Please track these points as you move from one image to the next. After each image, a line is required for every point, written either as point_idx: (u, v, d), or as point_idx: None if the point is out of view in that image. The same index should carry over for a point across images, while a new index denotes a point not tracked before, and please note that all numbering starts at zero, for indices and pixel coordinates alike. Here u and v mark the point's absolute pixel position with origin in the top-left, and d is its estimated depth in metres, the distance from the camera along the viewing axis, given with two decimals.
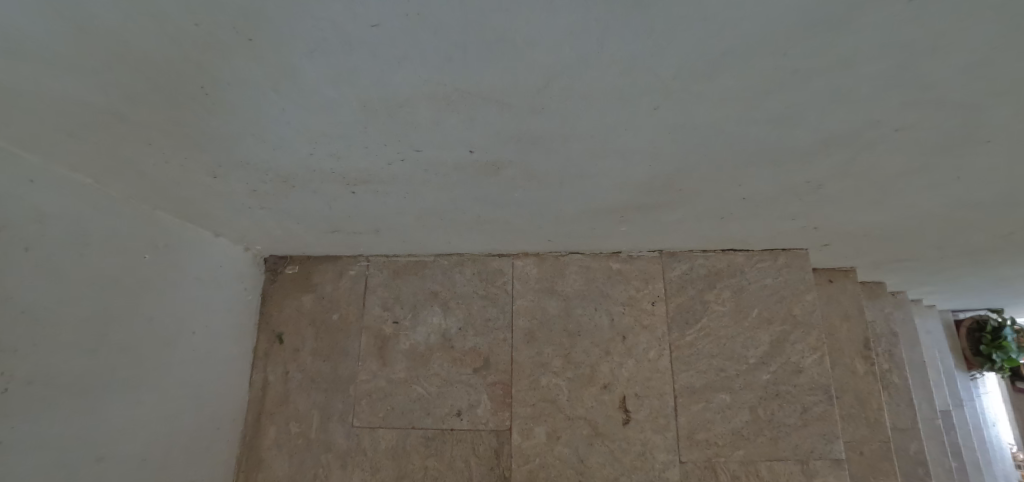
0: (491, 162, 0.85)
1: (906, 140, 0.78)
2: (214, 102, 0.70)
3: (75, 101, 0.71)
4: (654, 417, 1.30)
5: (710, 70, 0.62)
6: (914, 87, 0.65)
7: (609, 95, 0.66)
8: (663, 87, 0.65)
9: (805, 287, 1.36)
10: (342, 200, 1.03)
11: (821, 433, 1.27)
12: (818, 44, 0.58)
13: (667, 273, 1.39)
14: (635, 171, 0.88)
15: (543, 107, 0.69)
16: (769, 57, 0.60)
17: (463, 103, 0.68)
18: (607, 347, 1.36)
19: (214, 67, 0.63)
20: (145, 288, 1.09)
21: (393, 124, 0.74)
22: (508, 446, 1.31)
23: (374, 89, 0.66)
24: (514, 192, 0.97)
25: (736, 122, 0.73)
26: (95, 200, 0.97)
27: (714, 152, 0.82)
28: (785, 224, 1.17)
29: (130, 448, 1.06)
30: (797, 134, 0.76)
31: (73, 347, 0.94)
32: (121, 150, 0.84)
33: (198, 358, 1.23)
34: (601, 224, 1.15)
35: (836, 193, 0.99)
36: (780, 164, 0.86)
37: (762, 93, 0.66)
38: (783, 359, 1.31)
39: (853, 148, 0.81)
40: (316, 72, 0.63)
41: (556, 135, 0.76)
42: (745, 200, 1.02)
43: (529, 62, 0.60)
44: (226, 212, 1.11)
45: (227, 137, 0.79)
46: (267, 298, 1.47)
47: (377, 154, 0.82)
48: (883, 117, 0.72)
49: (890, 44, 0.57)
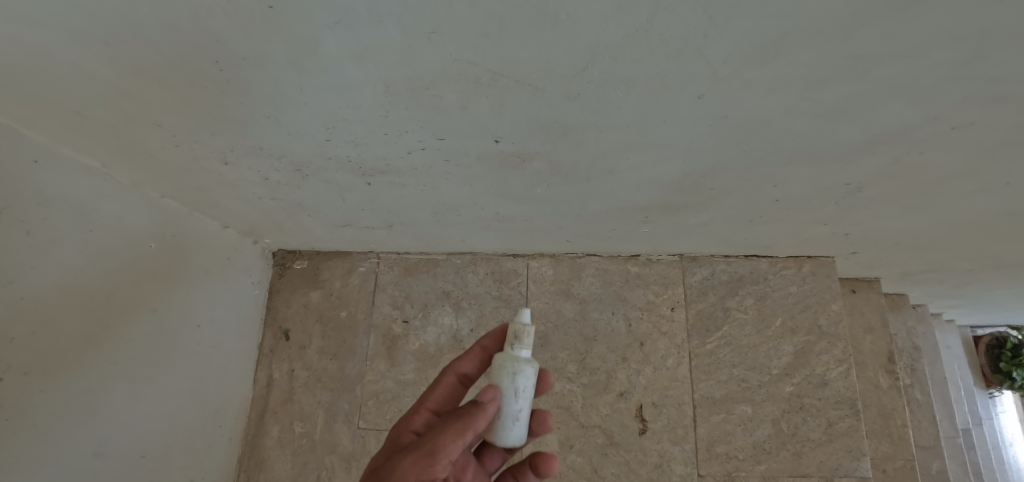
0: (516, 154, 0.81)
1: (961, 139, 0.74)
2: (230, 80, 0.66)
3: (84, 76, 0.67)
4: (672, 428, 1.25)
5: (764, 55, 0.58)
6: (979, 80, 0.61)
7: (650, 82, 0.62)
8: (711, 73, 0.60)
9: (832, 297, 1.31)
10: (357, 192, 0.99)
11: (846, 449, 1.21)
12: (885, 26, 0.53)
13: (687, 278, 1.35)
14: (667, 167, 0.84)
15: (577, 92, 0.65)
16: (830, 41, 0.55)
17: (494, 88, 0.64)
18: (624, 353, 1.31)
19: (232, 41, 0.59)
20: (151, 277, 1.05)
21: (417, 110, 0.70)
22: (519, 453, 1.25)
23: (401, 68, 0.62)
24: (537, 188, 0.93)
25: (782, 115, 0.68)
26: (102, 185, 0.93)
27: (754, 148, 0.77)
28: (816, 229, 1.13)
29: (130, 445, 1.01)
30: (845, 130, 0.72)
31: (73, 335, 0.90)
32: (130, 132, 0.80)
33: (202, 353, 1.19)
34: (625, 224, 1.11)
35: (874, 197, 0.94)
36: (822, 163, 0.82)
37: (814, 83, 0.62)
38: (808, 371, 1.26)
39: (902, 148, 0.76)
40: (341, 47, 0.59)
41: (589, 125, 0.72)
42: (778, 202, 0.98)
43: (569, 41, 0.56)
44: (236, 201, 1.07)
45: (243, 119, 0.75)
46: (274, 293, 1.43)
47: (397, 142, 0.78)
48: (939, 113, 0.67)
49: (963, 27, 0.53)
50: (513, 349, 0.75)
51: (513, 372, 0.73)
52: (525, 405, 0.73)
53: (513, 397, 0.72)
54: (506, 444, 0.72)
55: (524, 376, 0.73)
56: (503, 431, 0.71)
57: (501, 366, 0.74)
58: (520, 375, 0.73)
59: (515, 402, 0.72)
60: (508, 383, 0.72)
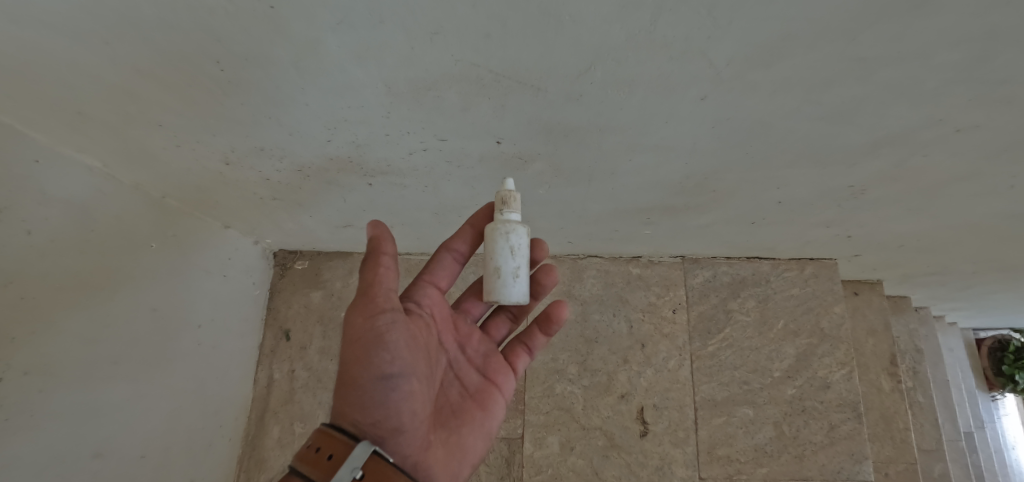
0: (518, 155, 0.80)
1: (966, 142, 0.73)
2: (231, 80, 0.66)
3: (85, 76, 0.67)
4: (673, 430, 1.25)
5: (768, 57, 0.57)
6: (984, 82, 0.60)
7: (654, 83, 0.62)
8: (714, 74, 0.60)
9: (834, 299, 1.30)
10: (359, 193, 0.99)
11: (849, 452, 1.21)
12: (890, 28, 0.53)
13: (688, 280, 1.34)
14: (670, 169, 0.84)
15: (580, 94, 0.64)
16: (834, 43, 0.55)
17: (496, 89, 0.64)
18: (626, 355, 1.30)
19: (233, 41, 0.59)
20: (152, 277, 1.04)
21: (419, 110, 0.69)
22: (519, 455, 1.25)
23: (402, 69, 0.62)
24: (539, 189, 0.93)
25: (786, 117, 0.68)
26: (103, 185, 0.93)
27: (757, 150, 0.77)
28: (819, 232, 1.12)
29: (130, 444, 1.01)
30: (850, 132, 0.71)
31: (74, 336, 0.90)
32: (131, 132, 0.80)
33: (203, 353, 1.19)
34: (627, 225, 1.11)
35: (878, 199, 0.94)
36: (826, 165, 0.81)
37: (817, 85, 0.62)
38: (810, 373, 1.26)
39: (906, 150, 0.76)
40: (342, 47, 0.59)
41: (591, 126, 0.71)
42: (781, 204, 0.97)
43: (572, 42, 0.56)
44: (238, 201, 1.07)
45: (244, 119, 0.75)
46: (275, 293, 1.43)
47: (398, 143, 0.78)
48: (944, 115, 0.67)
49: (969, 28, 0.53)
50: (503, 214, 0.77)
51: (507, 231, 0.76)
52: (523, 262, 0.77)
53: (511, 254, 0.76)
54: (511, 299, 0.75)
55: (517, 236, 0.76)
56: (506, 287, 0.75)
57: (493, 229, 0.77)
58: (513, 234, 0.76)
59: (513, 259, 0.76)
60: (502, 243, 0.76)
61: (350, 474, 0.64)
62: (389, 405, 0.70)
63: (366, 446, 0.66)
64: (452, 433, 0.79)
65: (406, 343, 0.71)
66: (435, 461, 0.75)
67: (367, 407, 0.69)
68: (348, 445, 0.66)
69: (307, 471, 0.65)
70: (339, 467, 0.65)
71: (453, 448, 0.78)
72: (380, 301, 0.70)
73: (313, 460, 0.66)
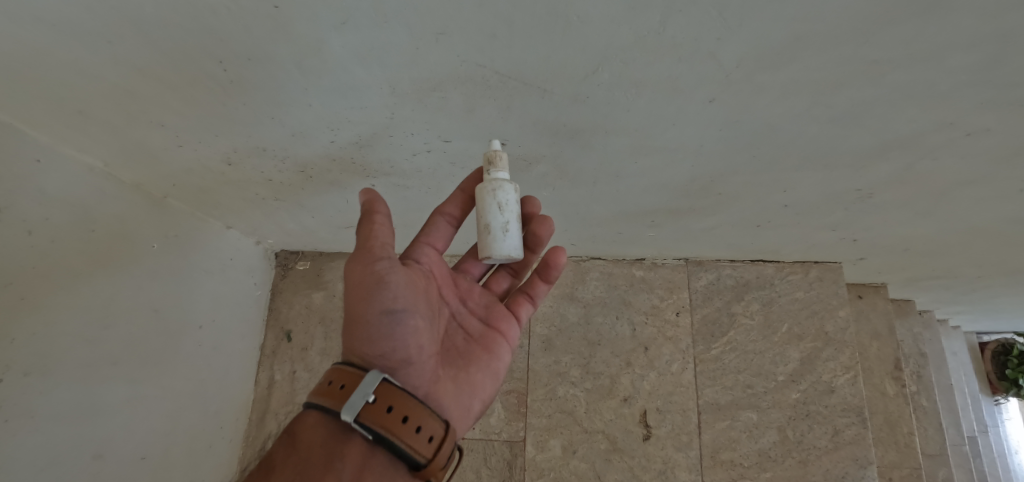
0: (522, 157, 0.80)
1: (976, 145, 0.72)
2: (234, 80, 0.65)
3: (86, 75, 0.66)
4: (677, 434, 1.24)
5: (777, 59, 0.57)
6: (998, 85, 0.59)
7: (661, 85, 0.61)
8: (722, 76, 0.59)
9: (839, 302, 1.29)
10: (361, 194, 0.98)
11: (854, 457, 1.19)
12: (903, 30, 0.52)
13: (692, 283, 1.34)
14: (676, 171, 0.83)
15: (586, 95, 0.64)
16: (845, 45, 0.54)
17: (502, 90, 0.63)
18: (629, 358, 1.29)
19: (237, 41, 0.58)
20: (152, 277, 1.04)
21: (423, 111, 0.69)
22: (521, 458, 1.24)
23: (407, 69, 0.61)
24: (543, 191, 0.92)
25: (795, 119, 0.67)
26: (104, 185, 0.93)
27: (764, 152, 0.76)
28: (824, 235, 1.11)
29: (130, 445, 1.00)
30: (859, 135, 0.71)
31: (75, 337, 0.89)
32: (132, 131, 0.79)
33: (203, 354, 1.18)
34: (630, 228, 1.10)
35: (885, 203, 0.93)
36: (833, 168, 0.80)
37: (827, 88, 0.61)
38: (814, 377, 1.25)
39: (916, 153, 0.75)
40: (347, 47, 0.58)
41: (597, 128, 0.71)
42: (787, 207, 0.96)
43: (579, 43, 0.55)
44: (239, 202, 1.07)
45: (246, 119, 0.74)
46: (276, 294, 1.42)
47: (401, 144, 0.77)
48: (955, 118, 0.66)
49: (983, 30, 0.52)
50: (490, 174, 0.71)
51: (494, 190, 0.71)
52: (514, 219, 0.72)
53: (498, 210, 0.71)
54: (500, 255, 0.71)
55: (505, 194, 0.71)
56: (494, 242, 0.71)
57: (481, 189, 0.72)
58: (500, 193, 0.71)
59: (500, 215, 0.71)
60: (490, 201, 0.71)
61: (362, 400, 0.64)
62: (395, 338, 0.69)
63: (376, 373, 0.65)
64: (460, 371, 0.77)
65: (407, 284, 0.71)
66: (445, 396, 0.73)
67: (374, 340, 0.69)
68: (360, 374, 0.66)
69: (321, 401, 0.66)
70: (350, 394, 0.65)
71: (463, 384, 0.76)
72: (379, 253, 0.70)
73: (328, 392, 0.67)
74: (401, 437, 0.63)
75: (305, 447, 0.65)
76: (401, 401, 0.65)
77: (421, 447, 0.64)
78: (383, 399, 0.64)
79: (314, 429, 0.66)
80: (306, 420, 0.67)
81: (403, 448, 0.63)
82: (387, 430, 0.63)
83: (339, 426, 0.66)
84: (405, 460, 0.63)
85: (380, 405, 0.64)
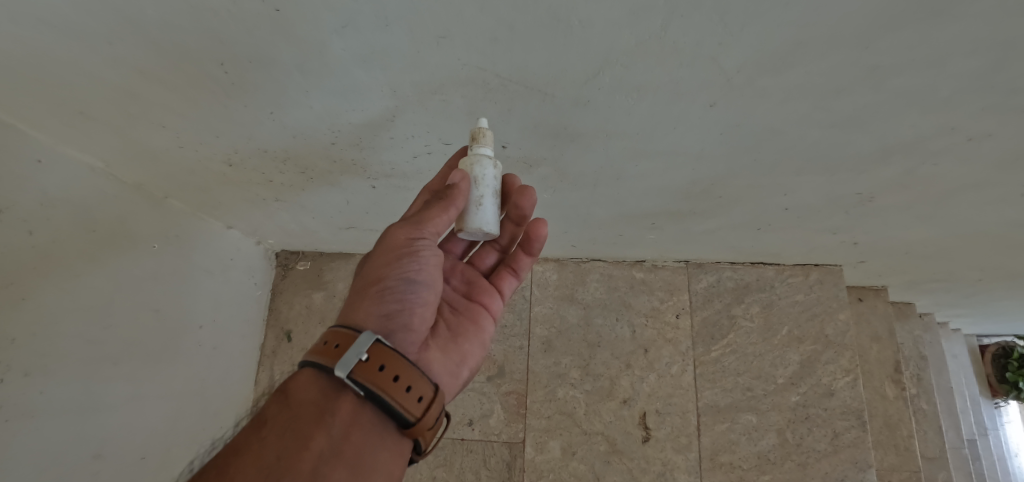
0: (523, 160, 0.80)
1: (977, 150, 0.72)
2: (235, 82, 0.65)
3: (88, 76, 0.66)
4: (676, 436, 1.24)
5: (779, 64, 0.57)
6: (999, 90, 0.59)
7: (662, 89, 0.61)
8: (724, 81, 0.59)
9: (839, 305, 1.29)
10: (362, 195, 0.98)
11: (853, 461, 1.19)
12: (905, 35, 0.52)
13: (692, 285, 1.34)
14: (676, 174, 0.83)
15: (587, 99, 0.64)
16: (847, 50, 0.54)
17: (503, 93, 0.63)
18: (629, 360, 1.29)
19: (238, 43, 0.58)
20: (153, 278, 1.04)
21: (424, 113, 0.69)
22: (520, 459, 1.24)
23: (408, 72, 0.61)
24: (544, 193, 0.92)
25: (796, 123, 0.67)
26: (105, 185, 0.93)
27: (765, 156, 0.76)
28: (825, 238, 1.11)
29: (130, 445, 1.00)
30: (860, 139, 0.71)
31: (76, 337, 0.89)
32: (134, 132, 0.79)
33: (204, 354, 1.18)
34: (631, 230, 1.10)
35: (886, 206, 0.93)
36: (834, 172, 0.80)
37: (828, 93, 0.61)
38: (814, 380, 1.25)
39: (917, 158, 0.75)
40: (348, 50, 0.58)
41: (598, 131, 0.71)
42: (788, 210, 0.96)
43: (580, 47, 0.55)
44: (240, 203, 1.07)
45: (248, 121, 0.74)
46: (277, 293, 1.43)
47: (402, 145, 0.77)
48: (956, 123, 0.66)
49: (985, 36, 0.52)
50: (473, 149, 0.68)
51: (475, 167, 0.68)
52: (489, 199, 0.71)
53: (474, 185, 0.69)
54: (472, 229, 0.70)
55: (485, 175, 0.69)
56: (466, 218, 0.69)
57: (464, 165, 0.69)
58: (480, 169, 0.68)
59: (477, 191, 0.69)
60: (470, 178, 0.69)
61: (355, 357, 0.62)
62: (406, 303, 0.69)
63: (370, 333, 0.64)
64: (449, 340, 0.78)
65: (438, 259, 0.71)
66: (434, 362, 0.74)
67: (384, 300, 0.68)
68: (354, 333, 0.64)
69: (315, 359, 0.64)
70: (344, 352, 0.63)
71: (452, 352, 0.77)
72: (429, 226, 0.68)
73: (322, 351, 0.65)
74: (393, 396, 0.62)
75: (298, 404, 0.64)
76: (395, 361, 0.63)
77: (412, 406, 0.63)
78: (376, 358, 0.63)
79: (307, 386, 0.65)
80: (300, 378, 0.66)
81: (393, 407, 0.62)
82: (380, 388, 0.62)
83: (332, 383, 0.64)
84: (395, 418, 0.62)
85: (374, 363, 0.62)
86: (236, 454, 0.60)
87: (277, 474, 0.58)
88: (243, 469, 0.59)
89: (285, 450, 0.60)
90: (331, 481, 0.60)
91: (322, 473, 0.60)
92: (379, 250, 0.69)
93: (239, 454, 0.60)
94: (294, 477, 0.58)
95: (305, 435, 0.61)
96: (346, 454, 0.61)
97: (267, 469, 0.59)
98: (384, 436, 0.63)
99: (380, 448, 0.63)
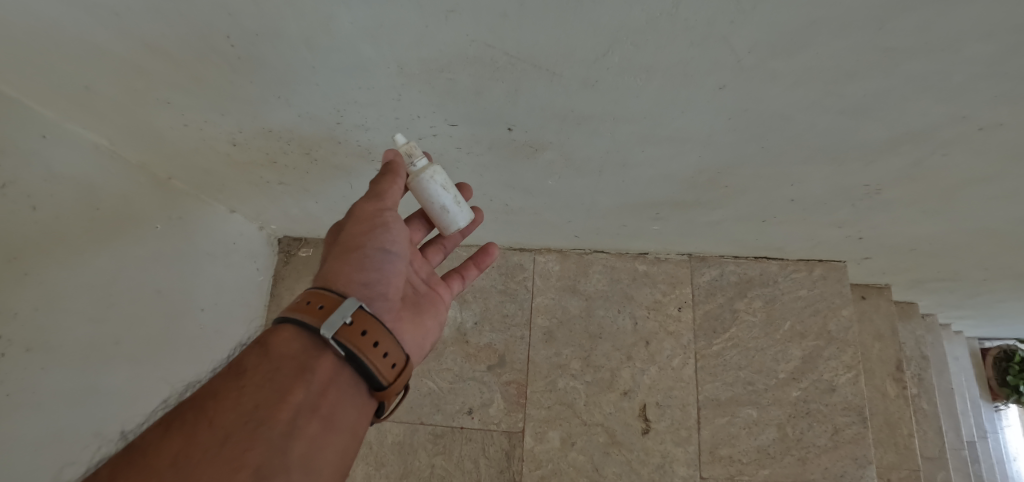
0: (529, 144, 0.79)
1: (989, 140, 0.71)
2: (241, 57, 0.65)
3: (92, 50, 0.66)
4: (675, 429, 1.24)
5: (789, 46, 0.56)
6: (1012, 77, 0.58)
7: (671, 70, 0.61)
8: (735, 62, 0.59)
9: (842, 302, 1.29)
10: (365, 179, 0.98)
11: (853, 456, 1.19)
12: (918, 16, 0.51)
13: (695, 278, 1.33)
14: (682, 162, 0.82)
15: (595, 79, 0.63)
16: (860, 31, 0.54)
17: (510, 72, 0.63)
18: (630, 352, 1.29)
19: (246, 16, 0.58)
20: (155, 259, 1.04)
21: (430, 93, 0.68)
22: (519, 448, 1.24)
23: (415, 48, 0.60)
24: (548, 179, 0.91)
25: (806, 109, 0.67)
26: (108, 163, 0.93)
27: (772, 144, 0.75)
28: (830, 232, 1.11)
29: (130, 425, 1.00)
30: (869, 127, 0.70)
31: (79, 314, 0.89)
32: (138, 109, 0.79)
33: (205, 337, 1.19)
34: (634, 220, 1.10)
35: (893, 199, 0.92)
36: (842, 162, 0.80)
37: (839, 76, 0.60)
38: (816, 375, 1.24)
39: (926, 148, 0.74)
40: (356, 24, 0.58)
41: (605, 115, 0.70)
42: (793, 202, 0.96)
43: (590, 25, 0.55)
44: (244, 185, 1.07)
45: (253, 99, 0.73)
46: (278, 280, 1.43)
47: (408, 127, 0.77)
48: (967, 112, 0.65)
49: (1000, 19, 0.51)
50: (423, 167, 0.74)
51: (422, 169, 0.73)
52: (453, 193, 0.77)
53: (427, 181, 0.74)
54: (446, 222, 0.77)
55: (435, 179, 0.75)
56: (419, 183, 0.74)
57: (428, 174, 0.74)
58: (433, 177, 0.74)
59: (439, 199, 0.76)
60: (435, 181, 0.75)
61: (341, 319, 0.64)
62: (381, 273, 0.72)
63: (353, 300, 0.65)
64: (418, 313, 0.79)
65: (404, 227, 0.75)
66: (405, 333, 0.76)
67: (364, 269, 0.71)
68: (340, 297, 0.66)
69: (300, 317, 0.65)
70: (330, 313, 0.64)
71: (420, 325, 0.79)
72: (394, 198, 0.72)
73: (305, 310, 0.66)
74: (370, 358, 0.64)
75: (278, 357, 0.64)
76: (376, 328, 0.65)
77: (386, 371, 0.65)
78: (360, 322, 0.65)
79: (290, 342, 0.65)
80: (280, 333, 0.66)
81: (369, 369, 0.64)
82: (360, 351, 0.64)
83: (315, 341, 0.65)
84: (369, 380, 0.65)
85: (356, 327, 0.64)
86: (214, 399, 0.59)
87: (255, 424, 0.58)
88: (221, 413, 0.58)
89: (264, 401, 0.60)
90: (305, 434, 0.60)
91: (298, 426, 0.60)
92: (351, 230, 0.72)
93: (217, 398, 0.59)
94: (271, 428, 0.58)
95: (284, 388, 0.61)
96: (322, 410, 0.62)
97: (245, 417, 0.58)
98: (356, 396, 0.65)
99: (354, 407, 0.65)
